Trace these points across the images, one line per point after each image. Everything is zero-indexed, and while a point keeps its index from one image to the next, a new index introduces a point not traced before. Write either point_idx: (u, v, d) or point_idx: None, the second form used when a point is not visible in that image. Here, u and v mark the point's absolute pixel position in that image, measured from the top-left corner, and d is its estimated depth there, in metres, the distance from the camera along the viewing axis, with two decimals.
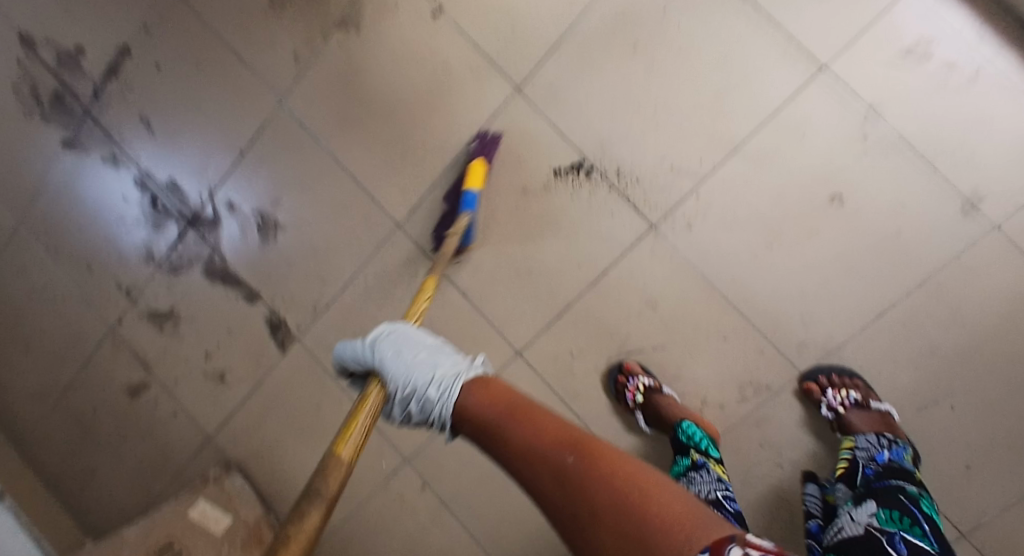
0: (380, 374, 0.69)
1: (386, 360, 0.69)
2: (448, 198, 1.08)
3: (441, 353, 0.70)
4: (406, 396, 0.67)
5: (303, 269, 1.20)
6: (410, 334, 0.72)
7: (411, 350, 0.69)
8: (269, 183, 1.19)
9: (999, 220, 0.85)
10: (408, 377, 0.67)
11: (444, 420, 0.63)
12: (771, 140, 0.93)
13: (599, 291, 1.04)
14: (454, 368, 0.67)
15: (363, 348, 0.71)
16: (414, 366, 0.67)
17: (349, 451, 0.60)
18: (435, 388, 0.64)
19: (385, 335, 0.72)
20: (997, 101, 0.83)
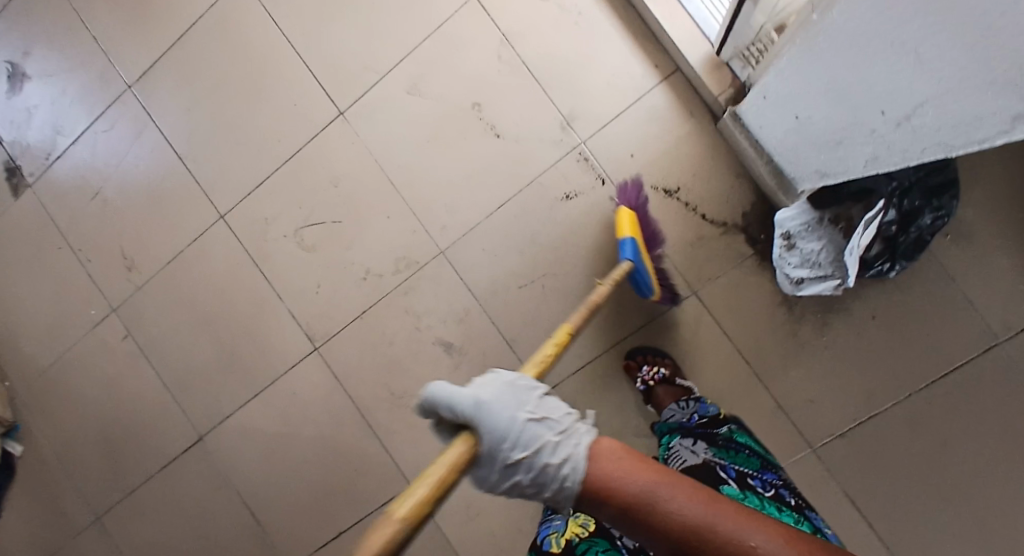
0: (475, 428, 0.52)
1: (490, 417, 0.51)
2: (177, 67, 1.21)
3: (546, 403, 0.56)
4: (512, 464, 0.52)
5: (43, 120, 1.28)
6: (515, 385, 0.55)
7: (515, 407, 0.53)
8: (22, 36, 1.30)
9: (586, 138, 1.06)
10: (513, 438, 0.52)
11: (564, 492, 0.51)
12: (434, 51, 1.11)
13: (295, 166, 1.19)
14: (569, 430, 0.54)
15: (460, 395, 0.52)
16: (519, 426, 0.52)
17: (409, 510, 0.42)
18: (557, 452, 0.52)
19: (484, 384, 0.54)
20: (591, 40, 1.05)
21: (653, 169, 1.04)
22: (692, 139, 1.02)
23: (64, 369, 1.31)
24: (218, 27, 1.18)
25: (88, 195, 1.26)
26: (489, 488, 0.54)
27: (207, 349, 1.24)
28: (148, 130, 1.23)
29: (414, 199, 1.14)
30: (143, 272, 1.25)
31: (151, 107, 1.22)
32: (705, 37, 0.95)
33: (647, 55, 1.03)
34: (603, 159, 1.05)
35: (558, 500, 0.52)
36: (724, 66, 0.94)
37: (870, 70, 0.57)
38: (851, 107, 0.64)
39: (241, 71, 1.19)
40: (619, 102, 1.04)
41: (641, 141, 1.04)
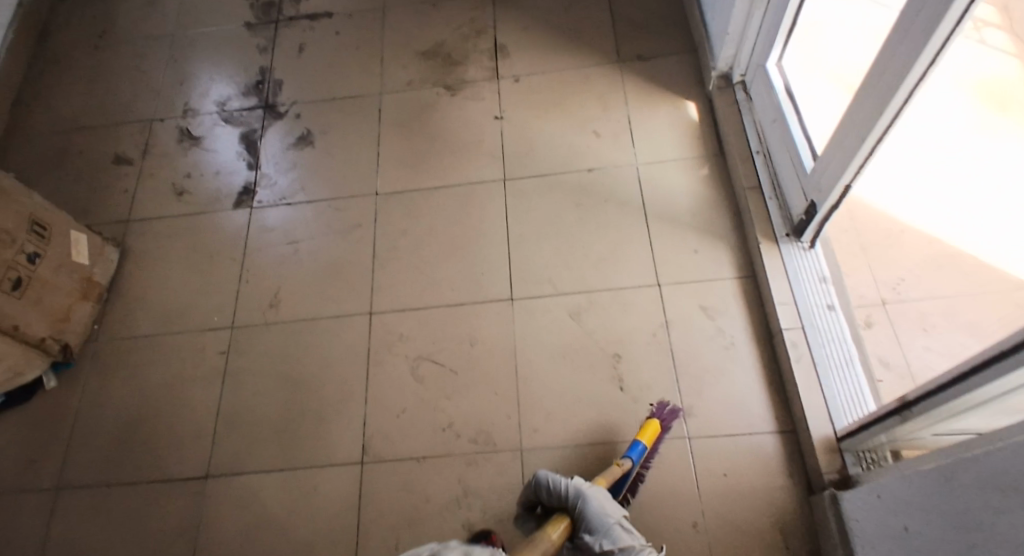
0: (581, 512, 0.96)
1: (592, 506, 0.96)
2: (419, 202, 1.52)
3: (628, 525, 0.98)
4: (599, 547, 0.94)
5: (297, 174, 1.60)
6: (607, 499, 0.98)
7: (607, 507, 0.97)
8: (328, 121, 1.68)
9: (691, 435, 1.16)
10: (605, 533, 0.94)
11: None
12: (607, 300, 1.33)
13: (450, 311, 1.36)
14: (644, 547, 0.96)
15: (568, 486, 0.98)
16: (608, 526, 0.95)
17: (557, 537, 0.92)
18: (626, 552, 0.94)
19: (585, 484, 0.99)
20: (732, 367, 1.22)
21: (739, 497, 1.10)
22: (782, 492, 1.10)
23: (153, 344, 1.40)
24: (463, 195, 1.51)
25: (287, 238, 1.51)
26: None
27: (276, 402, 1.31)
28: (364, 225, 1.50)
29: (525, 392, 1.25)
30: (278, 314, 1.41)
31: (379, 212, 1.52)
32: (832, 421, 1.08)
33: (772, 404, 1.17)
34: (700, 462, 1.14)
35: None
36: (838, 452, 1.06)
37: (978, 506, 0.63)
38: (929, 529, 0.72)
39: (459, 229, 1.46)
40: (732, 426, 1.16)
41: (738, 467, 1.13)
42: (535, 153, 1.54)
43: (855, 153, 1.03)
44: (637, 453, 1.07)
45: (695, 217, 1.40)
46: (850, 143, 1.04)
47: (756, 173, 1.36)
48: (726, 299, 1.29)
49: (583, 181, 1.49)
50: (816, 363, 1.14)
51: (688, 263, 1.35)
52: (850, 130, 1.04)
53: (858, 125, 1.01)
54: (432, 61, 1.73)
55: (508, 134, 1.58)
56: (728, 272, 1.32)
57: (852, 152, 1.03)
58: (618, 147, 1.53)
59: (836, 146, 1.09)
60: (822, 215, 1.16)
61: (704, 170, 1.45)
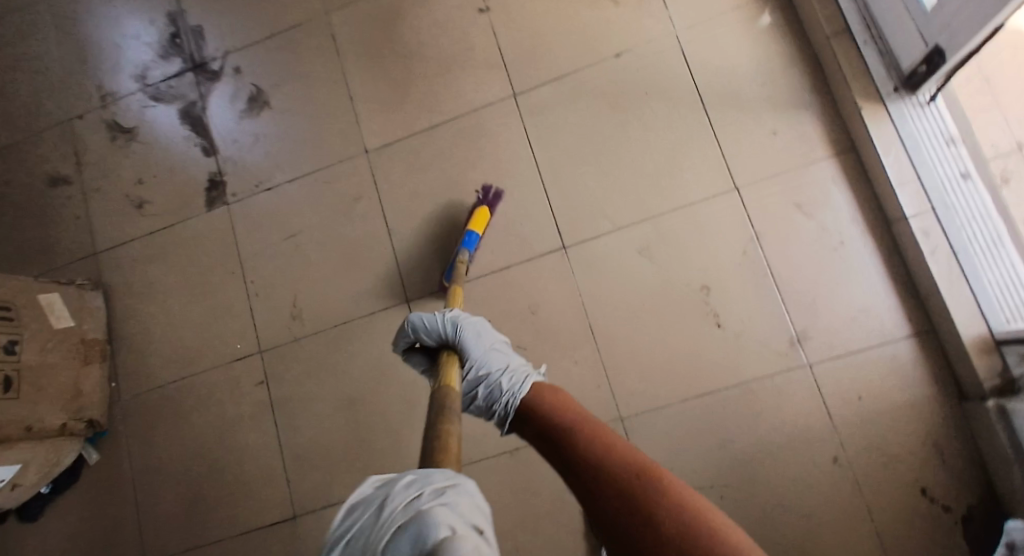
0: (461, 352, 0.86)
1: (468, 338, 0.87)
2: (422, 151, 1.24)
3: (508, 351, 0.89)
4: (478, 378, 0.85)
5: (265, 150, 1.30)
6: (484, 326, 0.90)
7: (486, 338, 0.88)
8: (278, 70, 1.32)
9: (812, 361, 1.02)
10: (485, 363, 0.85)
11: (509, 406, 0.80)
12: (678, 224, 1.11)
13: (498, 279, 1.16)
14: (525, 370, 0.85)
15: (442, 320, 0.88)
16: (489, 355, 0.86)
17: (455, 385, 0.77)
18: (508, 379, 0.83)
19: (462, 317, 0.89)
20: (847, 272, 1.03)
21: (879, 419, 0.98)
22: (928, 404, 0.97)
23: (181, 392, 1.24)
24: (470, 130, 1.22)
25: (282, 233, 1.27)
26: (465, 403, 0.87)
27: (337, 425, 1.17)
28: (366, 195, 1.25)
29: (609, 354, 1.09)
30: (304, 324, 1.22)
31: (378, 177, 1.25)
32: (985, 319, 0.91)
33: (903, 306, 1.00)
34: (828, 391, 1.00)
35: (501, 412, 0.81)
36: (996, 353, 0.90)
37: None
38: None
39: (479, 174, 1.21)
40: (858, 342, 1.01)
41: (873, 387, 0.99)
42: (545, 50, 1.21)
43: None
44: (473, 243, 1.12)
45: (766, 90, 1.10)
46: None
47: (840, 13, 1.02)
48: (827, 189, 1.05)
49: (615, 74, 1.18)
50: (957, 255, 0.93)
51: (771, 152, 1.09)
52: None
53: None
54: None
55: (503, 31, 1.23)
56: (822, 153, 1.06)
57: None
58: (647, 13, 1.17)
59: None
60: (956, 63, 0.87)
61: (765, 19, 1.12)
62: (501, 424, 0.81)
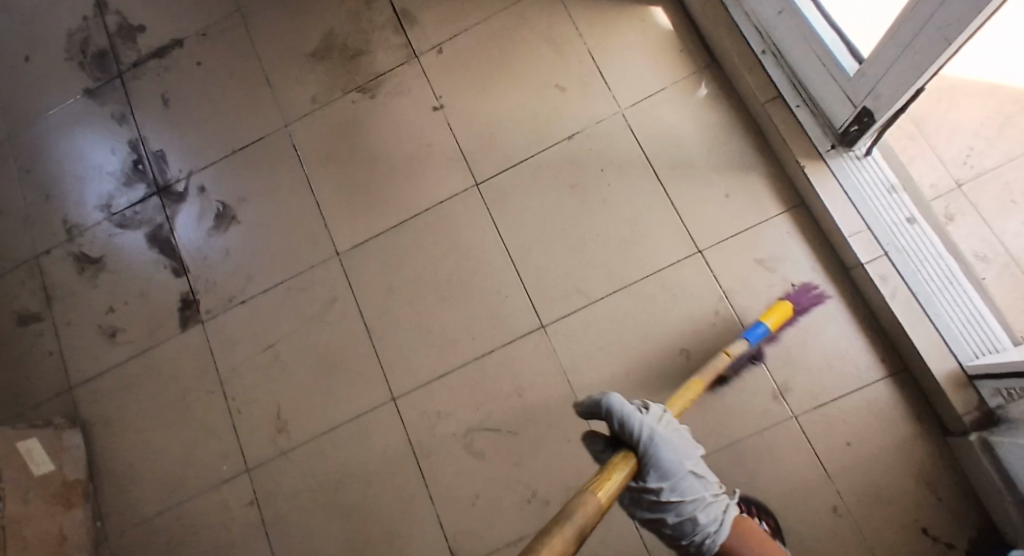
0: (649, 454, 0.76)
1: (664, 451, 0.76)
2: (392, 247, 1.26)
3: (701, 466, 0.81)
4: (657, 492, 0.77)
5: (236, 263, 1.31)
6: (676, 432, 0.80)
7: (676, 446, 0.78)
8: (243, 185, 1.35)
9: (798, 412, 1.03)
10: (677, 478, 0.77)
11: (704, 547, 0.78)
12: (650, 291, 1.13)
13: (481, 365, 1.17)
14: (717, 496, 0.80)
15: (641, 425, 0.76)
16: (685, 474, 0.78)
17: (605, 497, 0.65)
18: (705, 515, 0.78)
19: (658, 425, 0.78)
20: (817, 319, 1.06)
21: (872, 464, 0.99)
22: (913, 441, 0.99)
23: (169, 523, 1.19)
24: (437, 223, 1.25)
25: (259, 345, 1.26)
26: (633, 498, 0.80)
27: (334, 538, 1.13)
28: (341, 297, 1.25)
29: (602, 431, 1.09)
30: (291, 437, 1.19)
31: (351, 276, 1.26)
32: (954, 354, 0.94)
33: (874, 347, 1.03)
34: (818, 441, 1.01)
35: (697, 544, 0.78)
36: (970, 387, 0.93)
37: None
38: None
39: (451, 263, 1.23)
40: (837, 387, 1.03)
41: (860, 432, 1.01)
42: (500, 139, 1.26)
43: (935, 55, 0.76)
44: (759, 336, 0.99)
45: (713, 155, 1.16)
46: (919, 53, 0.79)
47: (771, 79, 1.09)
48: (784, 242, 1.10)
49: (569, 153, 1.23)
50: (917, 295, 0.97)
51: (727, 212, 1.13)
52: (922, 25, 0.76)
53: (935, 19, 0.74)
54: (328, 60, 1.36)
55: (458, 126, 1.28)
56: (774, 208, 1.12)
57: (925, 58, 0.78)
58: (591, 95, 1.23)
59: (898, 44, 0.82)
60: (884, 123, 0.92)
61: (703, 89, 1.19)
62: (692, 550, 0.79)
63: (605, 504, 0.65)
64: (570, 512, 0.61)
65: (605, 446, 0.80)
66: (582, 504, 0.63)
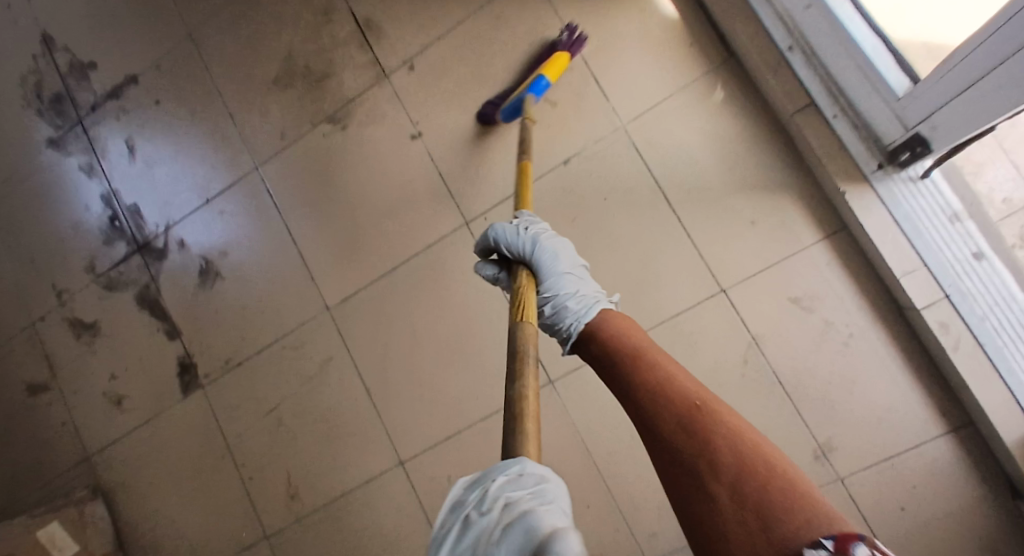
0: (533, 266, 0.73)
1: (545, 250, 0.73)
2: (383, 298, 1.16)
3: (586, 277, 0.74)
4: (543, 300, 0.70)
5: (227, 322, 1.25)
6: (567, 246, 0.76)
7: (565, 257, 0.74)
8: (222, 235, 1.26)
9: (844, 475, 0.91)
10: (553, 285, 0.71)
11: (571, 334, 0.67)
12: (667, 339, 1.00)
13: (489, 425, 1.09)
14: (596, 295, 0.71)
15: (521, 238, 0.74)
16: (558, 276, 0.71)
17: (528, 316, 0.61)
18: (574, 302, 0.69)
19: (545, 233, 0.75)
20: (863, 368, 0.92)
21: (930, 532, 0.88)
22: (978, 505, 0.87)
23: None
24: (427, 268, 1.13)
25: (260, 409, 1.21)
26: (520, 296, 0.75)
27: None
28: (337, 355, 1.17)
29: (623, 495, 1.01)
30: (303, 503, 1.16)
31: (343, 333, 1.17)
32: None
33: (930, 400, 0.89)
34: (867, 508, 0.90)
35: (565, 338, 0.68)
36: None
37: None
38: None
39: (447, 313, 1.12)
40: (888, 445, 0.90)
41: (916, 495, 0.89)
42: (489, 168, 1.11)
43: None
44: (541, 89, 0.97)
45: (733, 175, 0.99)
46: (1004, 88, 0.68)
47: (800, 83, 0.91)
48: (822, 277, 0.95)
49: (567, 181, 1.07)
50: (984, 347, 0.82)
51: (752, 243, 0.98)
52: (1012, 55, 0.65)
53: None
54: (291, 88, 1.22)
55: (440, 156, 1.14)
56: (811, 237, 0.95)
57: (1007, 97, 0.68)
58: (588, 110, 1.06)
59: (972, 74, 0.71)
60: (945, 153, 0.80)
61: (719, 94, 1.01)
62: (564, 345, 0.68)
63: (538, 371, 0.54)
64: (519, 385, 0.51)
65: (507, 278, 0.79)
66: (524, 331, 0.58)
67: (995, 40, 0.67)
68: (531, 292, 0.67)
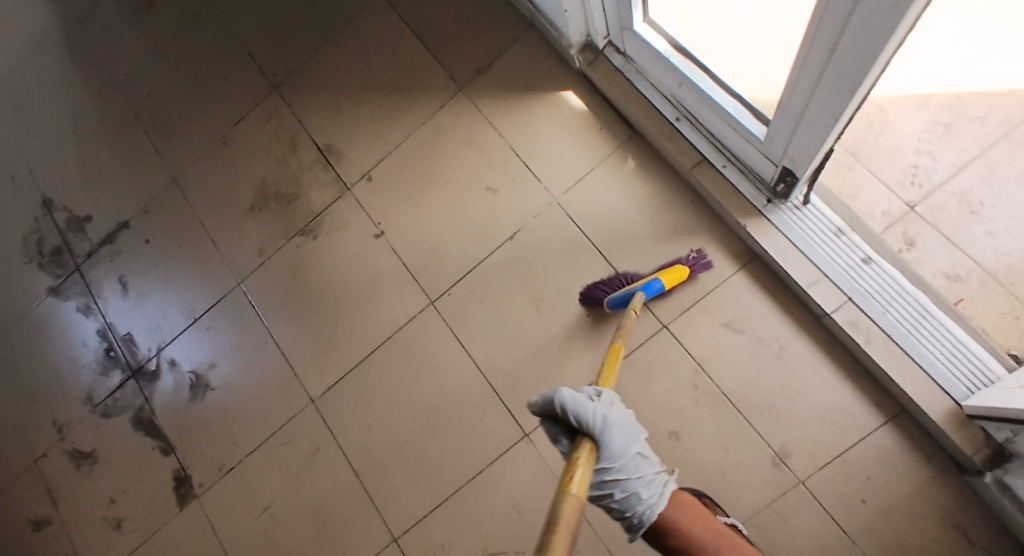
0: (600, 443, 0.64)
1: (614, 440, 0.64)
2: (364, 383, 1.25)
3: (645, 452, 0.68)
4: (612, 479, 0.66)
5: (220, 428, 1.32)
6: (628, 418, 0.68)
7: (631, 438, 0.66)
8: (210, 348, 1.37)
9: (802, 476, 0.98)
10: (623, 464, 0.66)
11: (644, 523, 0.65)
12: (623, 377, 1.10)
13: (475, 487, 1.15)
14: (660, 475, 0.68)
15: (589, 412, 0.64)
16: (627, 460, 0.66)
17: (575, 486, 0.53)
18: (645, 489, 0.66)
19: (610, 410, 0.66)
20: (799, 374, 1.01)
21: (890, 517, 0.94)
22: (928, 484, 0.93)
23: None
24: (401, 348, 1.24)
25: (256, 508, 1.26)
26: None
27: None
28: (326, 443, 1.24)
29: (609, 534, 1.05)
30: None
31: (330, 422, 1.25)
32: (947, 392, 0.88)
33: (862, 393, 0.98)
34: (829, 503, 0.96)
35: (633, 525, 0.66)
36: (972, 424, 0.87)
37: None
38: None
39: (423, 387, 1.21)
40: (835, 441, 0.98)
41: (871, 485, 0.95)
42: (445, 251, 1.25)
43: (840, 109, 0.71)
44: (654, 290, 1.02)
45: (654, 225, 1.14)
46: (819, 118, 0.75)
47: (690, 144, 1.09)
48: (745, 299, 1.07)
49: (516, 253, 1.21)
50: (892, 336, 0.92)
51: (681, 280, 1.11)
52: (814, 91, 0.71)
53: (826, 84, 0.68)
54: (266, 211, 1.39)
55: (401, 247, 1.28)
56: (728, 267, 1.09)
57: (823, 124, 0.75)
58: (522, 190, 1.23)
59: (797, 109, 0.78)
60: (807, 177, 0.91)
61: (630, 162, 1.18)
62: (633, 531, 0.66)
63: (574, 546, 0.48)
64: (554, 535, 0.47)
65: (569, 442, 0.68)
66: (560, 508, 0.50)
67: (799, 81, 0.73)
68: (590, 470, 0.58)
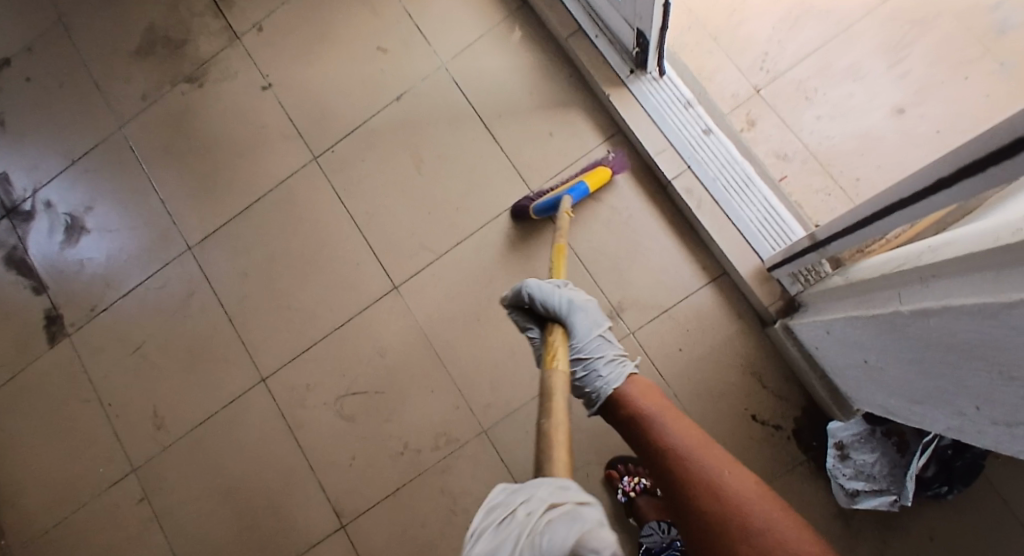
0: (567, 324, 0.79)
1: (576, 318, 0.79)
2: (242, 233, 1.26)
3: (611, 336, 0.82)
4: (576, 357, 0.79)
5: (94, 270, 1.31)
6: (592, 305, 0.82)
7: (596, 321, 0.80)
8: (88, 192, 1.34)
9: (634, 329, 1.08)
10: (585, 342, 0.79)
11: (601, 396, 0.77)
12: (486, 238, 1.17)
13: (342, 334, 1.20)
14: (620, 357, 0.80)
15: (556, 296, 0.80)
16: (590, 337, 0.79)
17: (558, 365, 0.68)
18: (606, 368, 0.78)
19: (576, 296, 0.81)
20: (644, 238, 1.10)
21: (702, 366, 1.05)
22: (737, 337, 1.05)
23: (66, 533, 1.22)
24: (282, 201, 1.26)
25: (127, 348, 1.27)
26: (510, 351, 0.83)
27: (226, 517, 1.18)
28: (200, 289, 1.26)
29: (461, 378, 1.14)
30: (170, 432, 1.22)
31: (206, 268, 1.27)
32: (756, 251, 0.99)
33: (693, 258, 1.08)
34: (653, 352, 1.07)
35: (597, 401, 0.78)
36: (773, 279, 0.98)
37: (928, 358, 0.59)
38: (936, 392, 0.61)
39: (300, 239, 1.24)
40: (666, 298, 1.08)
41: (690, 338, 1.06)
42: (332, 109, 1.26)
43: None
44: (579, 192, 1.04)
45: (533, 96, 1.18)
46: None
47: (569, 15, 1.13)
48: (605, 170, 1.14)
49: (401, 114, 1.23)
50: (718, 202, 1.01)
51: (552, 149, 1.16)
52: None
53: None
54: (153, 55, 1.35)
55: (288, 101, 1.28)
56: (595, 139, 1.15)
57: None
58: (411, 54, 1.24)
59: None
60: (656, 41, 0.97)
61: (517, 34, 1.21)
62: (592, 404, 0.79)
63: (565, 406, 0.61)
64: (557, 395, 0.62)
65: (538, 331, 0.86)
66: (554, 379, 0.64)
67: None
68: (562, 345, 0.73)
